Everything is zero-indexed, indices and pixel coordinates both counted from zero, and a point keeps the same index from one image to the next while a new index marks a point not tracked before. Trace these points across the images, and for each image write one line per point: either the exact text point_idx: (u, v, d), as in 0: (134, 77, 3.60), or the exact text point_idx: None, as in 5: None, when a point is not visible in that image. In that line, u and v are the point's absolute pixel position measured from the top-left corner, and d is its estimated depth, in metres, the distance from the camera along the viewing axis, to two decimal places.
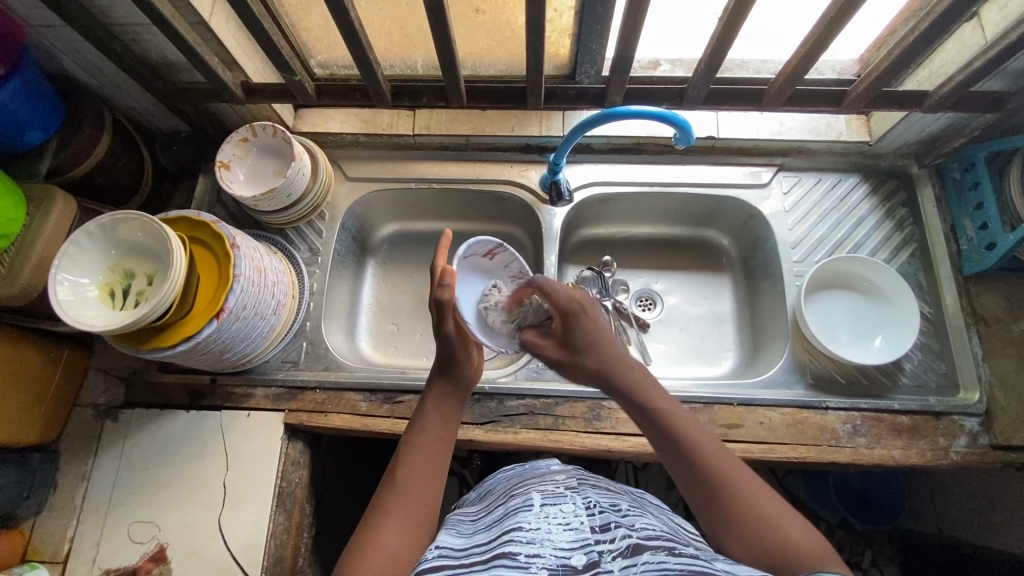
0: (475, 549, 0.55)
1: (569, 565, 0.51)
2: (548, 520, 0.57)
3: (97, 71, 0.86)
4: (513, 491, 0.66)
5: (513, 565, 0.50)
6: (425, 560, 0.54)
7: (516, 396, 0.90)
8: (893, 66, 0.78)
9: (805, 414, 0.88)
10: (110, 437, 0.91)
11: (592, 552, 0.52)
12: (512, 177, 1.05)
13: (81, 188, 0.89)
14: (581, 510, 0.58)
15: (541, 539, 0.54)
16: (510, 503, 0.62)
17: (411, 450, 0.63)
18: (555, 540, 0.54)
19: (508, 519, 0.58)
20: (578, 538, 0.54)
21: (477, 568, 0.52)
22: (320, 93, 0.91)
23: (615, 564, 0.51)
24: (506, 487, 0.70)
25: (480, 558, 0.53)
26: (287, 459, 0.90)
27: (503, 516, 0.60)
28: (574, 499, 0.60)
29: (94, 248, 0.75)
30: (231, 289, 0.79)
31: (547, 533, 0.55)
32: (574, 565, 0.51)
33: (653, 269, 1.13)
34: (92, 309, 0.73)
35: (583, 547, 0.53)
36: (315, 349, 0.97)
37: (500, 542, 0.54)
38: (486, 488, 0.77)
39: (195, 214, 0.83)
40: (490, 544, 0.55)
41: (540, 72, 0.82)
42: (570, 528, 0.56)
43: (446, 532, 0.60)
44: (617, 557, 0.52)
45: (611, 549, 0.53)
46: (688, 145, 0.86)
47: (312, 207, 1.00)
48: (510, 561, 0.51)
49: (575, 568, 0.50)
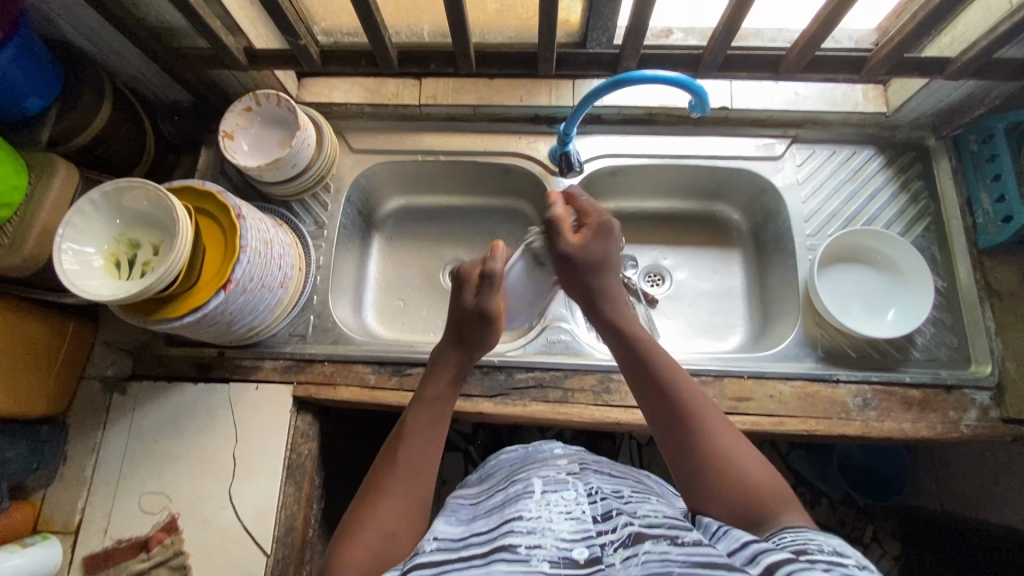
0: (474, 540, 0.54)
1: (571, 557, 0.49)
2: (549, 509, 0.56)
3: (95, 36, 0.84)
4: (514, 476, 0.66)
5: (513, 559, 0.49)
6: (421, 552, 0.53)
7: (526, 369, 0.90)
8: (916, 31, 0.75)
9: (815, 387, 0.87)
10: (119, 410, 0.91)
11: (593, 546, 0.51)
12: (520, 149, 1.03)
13: (84, 157, 0.88)
14: (582, 497, 0.58)
15: (541, 529, 0.53)
16: (512, 490, 0.62)
17: (411, 434, 0.64)
18: (556, 530, 0.53)
19: (509, 507, 0.58)
20: (580, 529, 0.53)
21: (476, 562, 0.51)
22: (325, 60, 0.89)
23: (616, 556, 0.49)
24: (507, 470, 0.70)
25: (478, 551, 0.52)
26: (296, 432, 0.90)
27: (503, 505, 0.60)
28: (575, 487, 0.60)
29: (98, 216, 0.74)
30: (238, 260, 0.78)
31: (548, 522, 0.54)
32: (575, 558, 0.49)
33: (662, 245, 1.11)
34: (97, 278, 0.72)
35: (584, 538, 0.52)
36: (322, 322, 0.97)
37: (501, 532, 0.53)
38: (489, 468, 0.77)
39: (199, 185, 0.82)
40: (490, 535, 0.54)
41: (552, 38, 0.80)
42: (571, 517, 0.55)
43: (443, 520, 0.60)
44: (619, 548, 0.50)
45: (612, 540, 0.51)
46: (703, 114, 0.83)
47: (318, 178, 0.98)
48: (510, 554, 0.50)
49: (577, 563, 0.49)
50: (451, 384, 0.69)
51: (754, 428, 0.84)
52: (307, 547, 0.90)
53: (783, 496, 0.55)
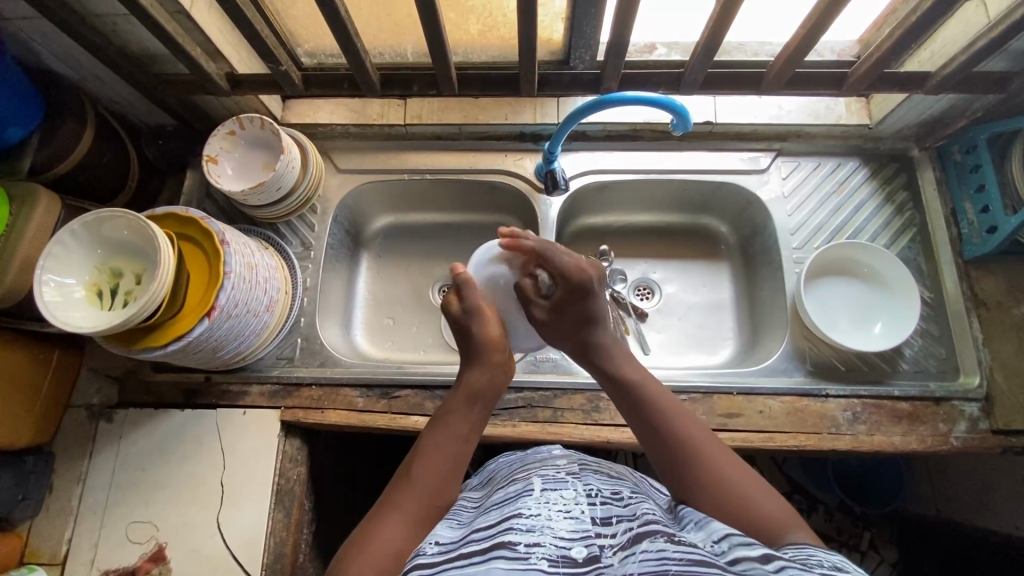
0: (474, 538, 0.53)
1: (569, 556, 0.48)
2: (549, 507, 0.56)
3: (74, 62, 0.83)
4: (514, 475, 0.66)
5: (512, 557, 0.48)
6: (422, 555, 0.53)
7: (514, 390, 0.89)
8: (895, 47, 0.75)
9: (805, 401, 0.87)
10: (104, 438, 0.90)
11: (592, 546, 0.50)
12: (507, 167, 1.03)
13: (67, 185, 0.87)
14: (581, 497, 0.57)
15: (540, 528, 0.52)
16: (511, 489, 0.61)
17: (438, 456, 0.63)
18: (555, 529, 0.52)
19: (508, 506, 0.57)
20: (578, 528, 0.52)
21: (476, 559, 0.50)
22: (308, 84, 0.89)
23: (615, 557, 0.48)
24: (508, 470, 0.70)
25: (478, 548, 0.51)
26: (284, 457, 0.89)
27: (502, 503, 0.59)
28: (574, 487, 0.60)
29: (79, 247, 0.73)
30: (222, 286, 0.79)
31: (547, 521, 0.53)
32: (574, 557, 0.48)
33: (651, 259, 1.11)
34: (80, 310, 0.71)
35: (583, 538, 0.51)
36: (310, 345, 0.96)
37: (500, 529, 0.52)
38: (490, 473, 0.75)
39: (183, 211, 0.82)
40: (489, 532, 0.53)
41: (532, 58, 0.80)
42: (571, 516, 0.54)
43: (446, 523, 0.59)
44: (618, 550, 0.49)
45: (611, 543, 0.51)
46: (685, 132, 0.83)
47: (303, 201, 0.98)
48: (509, 552, 0.49)
49: (575, 561, 0.48)
50: (473, 408, 0.67)
51: (744, 445, 0.84)
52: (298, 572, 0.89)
53: (791, 521, 0.55)
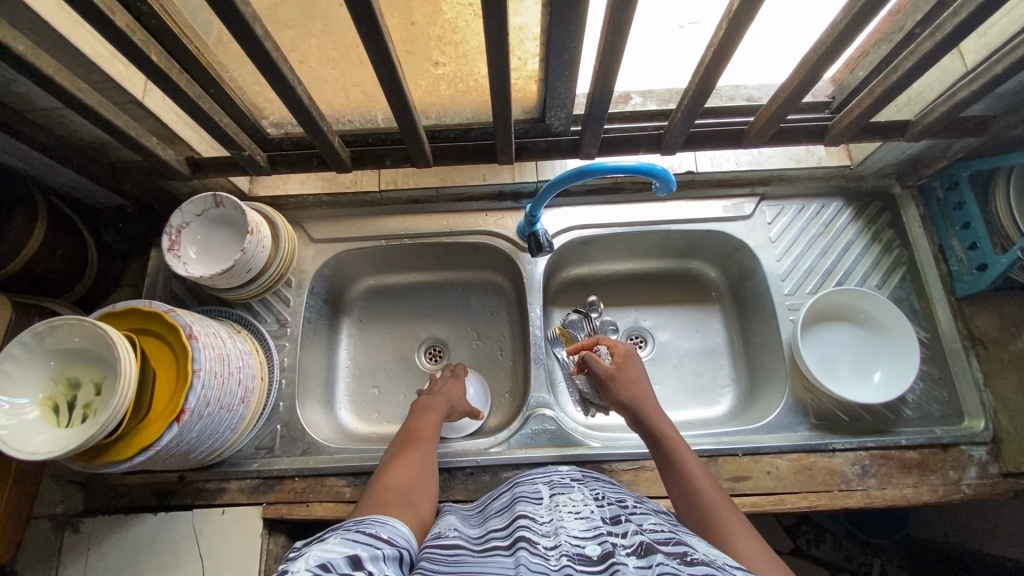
0: (492, 537, 0.53)
1: (585, 554, 0.46)
2: (558, 511, 0.55)
3: (24, 156, 0.79)
4: (517, 480, 0.68)
5: (533, 550, 0.47)
6: (445, 537, 0.53)
7: (512, 467, 0.86)
8: (877, 102, 0.74)
9: (812, 458, 0.84)
10: (71, 551, 0.84)
11: (606, 544, 0.48)
12: (488, 227, 1.00)
13: (19, 283, 0.82)
14: (590, 500, 0.58)
15: (555, 530, 0.51)
16: (518, 494, 0.62)
17: (406, 443, 0.72)
18: (569, 529, 0.51)
19: (522, 508, 0.57)
20: (591, 527, 0.51)
21: (499, 552, 0.49)
22: (274, 163, 0.85)
23: (629, 557, 0.46)
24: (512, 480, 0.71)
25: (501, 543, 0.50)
26: (270, 558, 0.83)
27: (512, 505, 0.59)
28: (582, 491, 0.60)
29: (30, 360, 0.68)
30: (191, 386, 0.73)
31: (561, 523, 0.52)
32: (588, 555, 0.46)
33: (641, 306, 1.09)
34: (35, 431, 0.65)
35: (596, 536, 0.49)
36: (291, 432, 0.90)
37: (516, 527, 0.52)
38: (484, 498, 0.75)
39: (146, 305, 0.76)
40: (506, 531, 0.53)
41: (508, 128, 0.78)
42: (582, 516, 0.53)
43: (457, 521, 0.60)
44: (631, 553, 0.47)
45: (624, 544, 0.48)
46: (669, 193, 0.81)
47: (276, 279, 0.93)
48: (530, 546, 0.48)
49: (590, 559, 0.46)
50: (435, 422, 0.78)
51: (754, 511, 0.80)
52: None
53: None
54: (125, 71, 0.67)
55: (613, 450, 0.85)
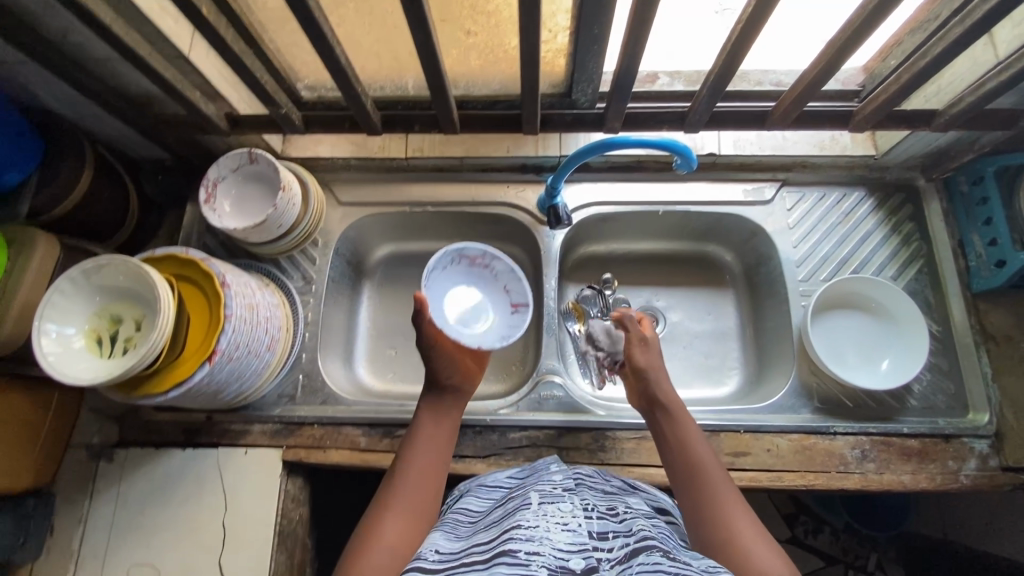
0: (475, 549, 0.54)
1: (569, 567, 0.49)
2: (546, 519, 0.56)
3: (75, 105, 0.83)
4: (513, 492, 0.67)
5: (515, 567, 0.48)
6: (422, 560, 0.54)
7: (519, 428, 0.89)
8: (905, 87, 0.74)
9: (812, 440, 0.86)
10: (105, 478, 0.90)
11: (590, 558, 0.51)
12: (509, 199, 1.03)
13: (66, 226, 0.87)
14: (578, 510, 0.58)
15: (540, 538, 0.52)
16: (509, 503, 0.62)
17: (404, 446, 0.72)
18: (554, 540, 0.52)
19: (508, 520, 0.57)
20: (576, 541, 0.53)
21: (478, 567, 0.51)
22: (308, 123, 0.88)
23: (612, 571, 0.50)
24: (509, 489, 0.70)
25: (480, 557, 0.52)
26: (286, 497, 0.89)
27: (500, 517, 0.59)
28: (572, 499, 0.60)
29: (77, 294, 0.73)
30: (223, 330, 0.78)
31: (546, 532, 0.53)
32: (573, 568, 0.49)
33: (654, 286, 1.10)
34: (80, 360, 0.70)
35: (581, 551, 0.52)
36: (312, 382, 0.95)
37: (500, 540, 0.53)
38: (484, 484, 0.74)
39: (183, 252, 0.81)
40: (490, 543, 0.53)
41: (535, 97, 0.79)
42: (568, 528, 0.54)
43: (443, 534, 0.60)
44: (614, 565, 0.51)
45: (607, 557, 0.52)
46: (690, 171, 0.83)
47: (305, 236, 0.97)
48: (510, 558, 0.50)
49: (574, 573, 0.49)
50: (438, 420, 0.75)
51: (751, 485, 0.83)
52: None
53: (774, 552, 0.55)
54: (174, 26, 0.71)
55: (617, 419, 0.88)
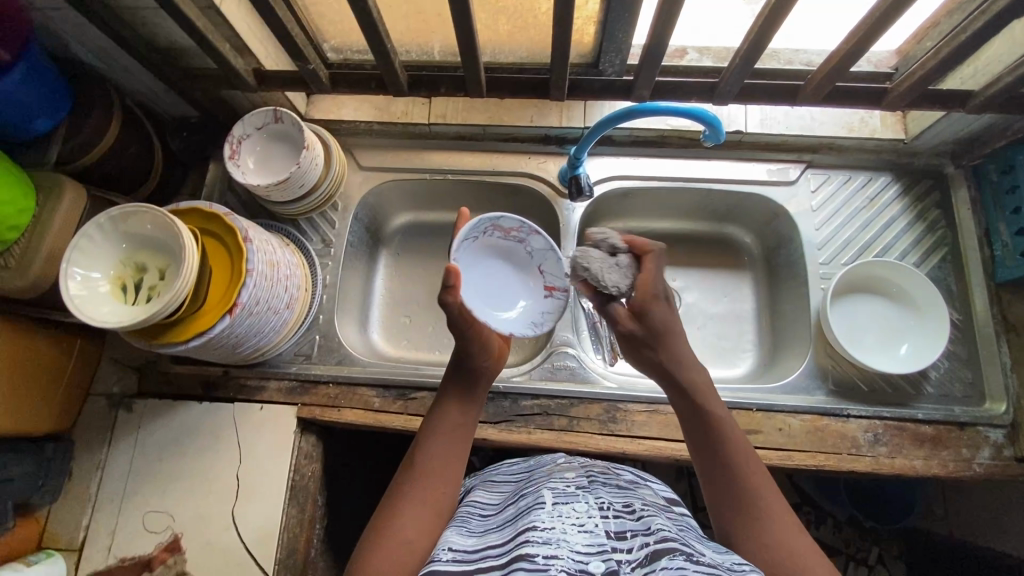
0: (490, 552, 0.53)
1: (589, 570, 0.48)
2: (562, 520, 0.54)
3: (105, 54, 0.83)
4: (522, 488, 0.65)
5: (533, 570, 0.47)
6: (437, 560, 0.52)
7: (531, 396, 0.90)
8: (943, 64, 0.72)
9: (825, 421, 0.86)
10: (123, 427, 0.92)
11: (609, 560, 0.49)
12: (530, 170, 1.02)
13: (92, 176, 0.87)
14: (594, 511, 0.56)
15: (557, 541, 0.51)
16: (522, 503, 0.60)
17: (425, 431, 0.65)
18: (571, 542, 0.51)
19: (522, 519, 0.56)
20: (594, 543, 0.52)
21: (495, 572, 0.49)
22: (334, 81, 0.87)
23: None
24: (518, 483, 0.69)
25: (496, 562, 0.51)
26: (300, 453, 0.90)
27: (514, 517, 0.58)
28: (586, 499, 0.59)
29: (104, 241, 0.74)
30: (244, 283, 0.78)
31: (563, 534, 0.52)
32: (593, 571, 0.48)
33: (671, 266, 1.10)
34: (105, 304, 0.72)
35: (600, 553, 0.50)
36: (328, 343, 0.97)
37: (516, 543, 0.52)
38: (493, 477, 0.74)
39: (206, 206, 0.81)
40: (506, 547, 0.52)
41: (564, 62, 0.78)
42: (585, 530, 0.53)
43: (456, 529, 0.58)
44: (636, 566, 0.49)
45: (628, 559, 0.50)
46: (717, 144, 0.83)
47: (325, 198, 0.98)
48: (528, 563, 0.48)
49: None
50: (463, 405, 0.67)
51: (762, 463, 0.83)
52: (311, 566, 0.91)
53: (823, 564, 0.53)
54: None
55: (629, 392, 0.89)
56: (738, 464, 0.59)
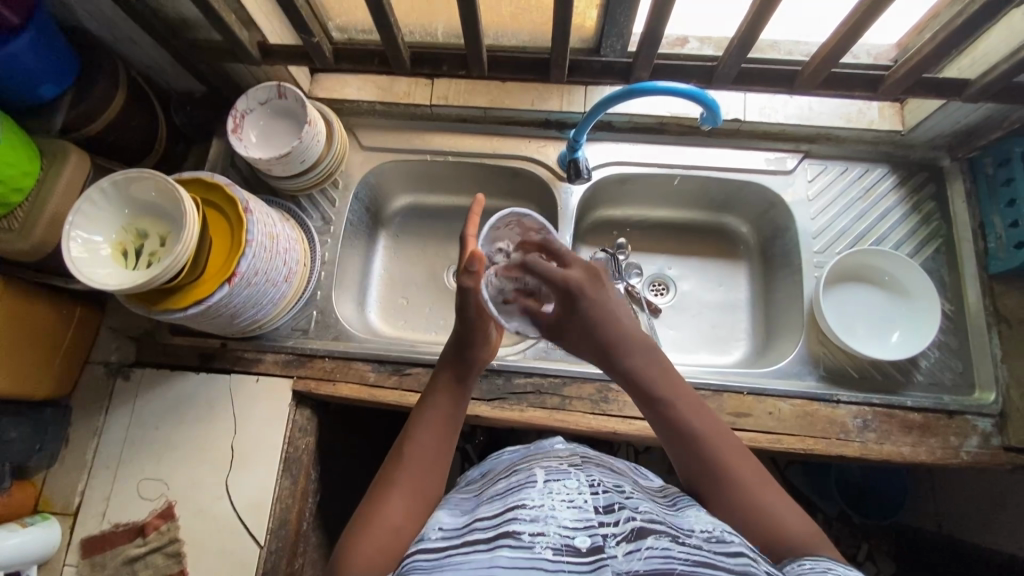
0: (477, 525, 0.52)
1: (574, 546, 0.48)
2: (551, 497, 0.54)
3: (112, 24, 0.84)
4: (517, 465, 0.63)
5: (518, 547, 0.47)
6: (426, 539, 0.52)
7: (525, 374, 0.90)
8: (938, 50, 0.73)
9: (815, 406, 0.87)
10: (120, 395, 0.93)
11: (595, 535, 0.49)
12: (529, 153, 1.03)
13: (97, 145, 0.88)
14: (585, 487, 0.55)
15: (544, 518, 0.51)
16: (513, 479, 0.59)
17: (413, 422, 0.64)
18: (559, 518, 0.51)
19: (510, 495, 0.55)
20: (582, 518, 0.51)
21: (480, 547, 0.49)
22: (337, 57, 0.88)
23: (619, 548, 0.48)
24: (509, 462, 0.66)
25: (483, 535, 0.50)
26: (294, 426, 0.91)
27: (504, 493, 0.56)
28: (578, 476, 0.57)
29: (107, 206, 0.75)
30: (242, 254, 0.79)
31: (551, 510, 0.52)
32: (578, 547, 0.48)
33: (667, 254, 1.11)
34: (105, 267, 0.73)
35: (587, 527, 0.50)
36: (325, 318, 0.97)
37: (503, 518, 0.51)
38: (490, 466, 0.70)
39: (208, 176, 0.82)
40: (493, 521, 0.51)
41: (565, 43, 0.79)
42: (574, 506, 0.52)
43: (447, 511, 0.57)
44: (622, 541, 0.49)
45: (614, 532, 0.50)
46: (714, 127, 0.85)
47: (326, 174, 0.99)
48: (513, 541, 0.48)
49: (579, 551, 0.48)
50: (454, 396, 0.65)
51: (751, 444, 0.84)
52: (301, 538, 0.91)
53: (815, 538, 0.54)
54: None
55: None
56: (714, 451, 0.58)
